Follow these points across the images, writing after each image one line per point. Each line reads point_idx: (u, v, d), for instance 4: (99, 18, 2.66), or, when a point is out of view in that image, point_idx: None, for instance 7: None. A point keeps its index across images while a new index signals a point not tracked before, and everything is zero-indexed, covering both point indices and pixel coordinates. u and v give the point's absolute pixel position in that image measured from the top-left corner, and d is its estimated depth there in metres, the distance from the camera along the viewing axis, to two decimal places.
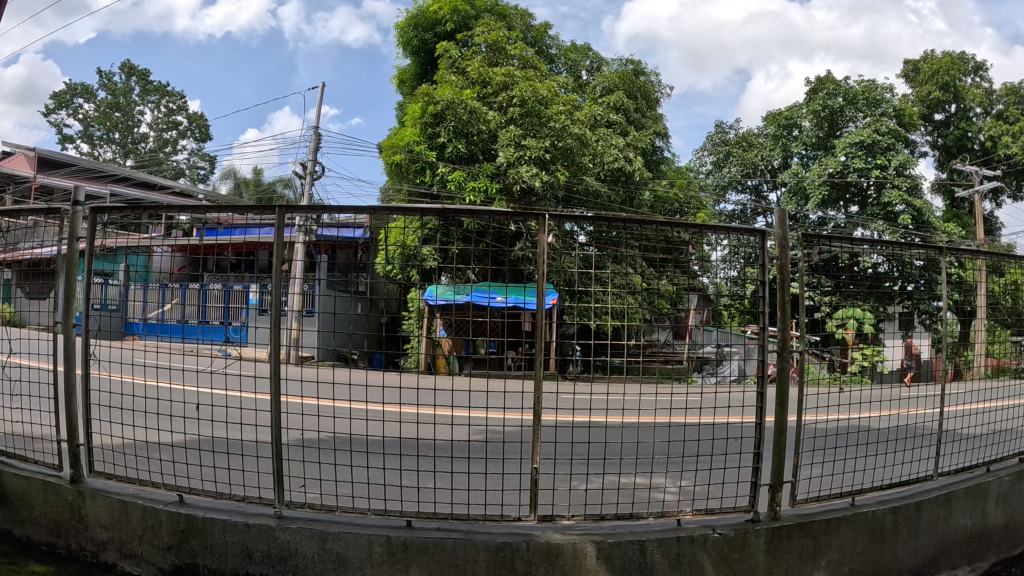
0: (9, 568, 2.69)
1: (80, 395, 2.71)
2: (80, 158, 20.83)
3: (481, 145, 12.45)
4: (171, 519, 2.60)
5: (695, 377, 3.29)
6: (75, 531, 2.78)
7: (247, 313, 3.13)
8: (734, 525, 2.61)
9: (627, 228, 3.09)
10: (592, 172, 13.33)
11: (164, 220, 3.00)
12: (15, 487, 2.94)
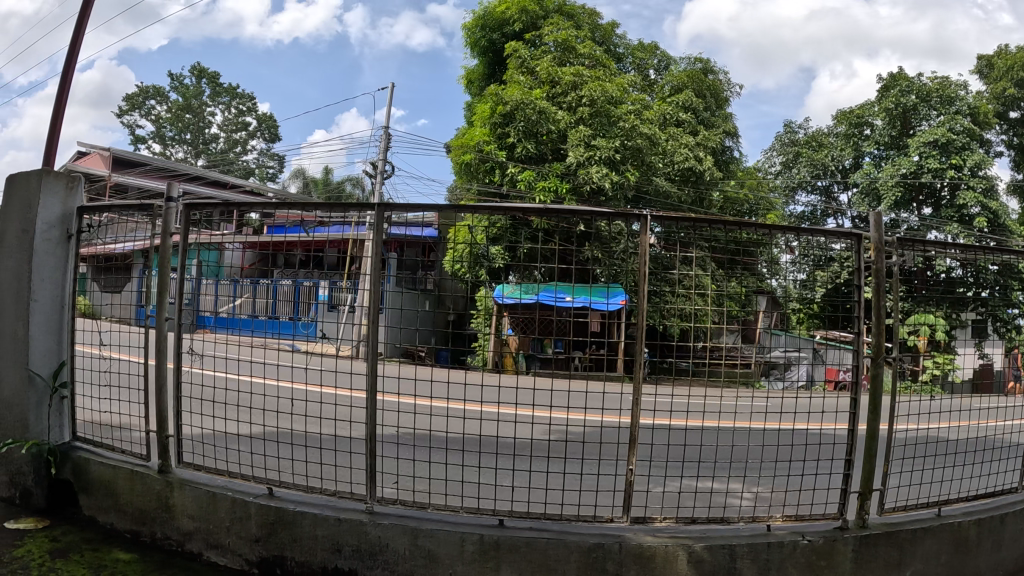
0: (94, 554, 2.79)
1: (169, 389, 2.81)
2: (152, 158, 21.54)
3: (550, 145, 12.46)
4: (257, 512, 2.65)
5: (763, 381, 3.17)
6: (161, 520, 2.86)
7: (315, 308, 3.16)
8: (821, 532, 2.55)
9: (697, 227, 2.97)
10: (663, 172, 13.26)
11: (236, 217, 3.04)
12: (102, 475, 3.06)
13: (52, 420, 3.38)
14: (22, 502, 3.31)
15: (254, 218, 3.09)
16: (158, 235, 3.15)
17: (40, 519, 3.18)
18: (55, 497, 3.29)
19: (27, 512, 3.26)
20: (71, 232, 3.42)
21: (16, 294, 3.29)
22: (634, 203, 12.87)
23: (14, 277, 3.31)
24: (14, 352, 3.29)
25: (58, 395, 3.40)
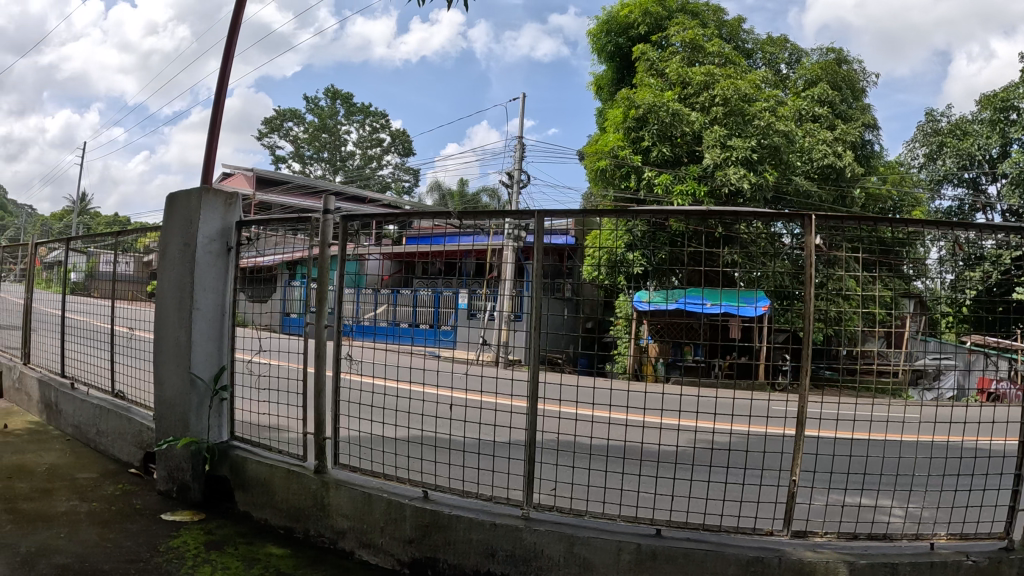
0: (250, 548, 2.97)
1: (326, 394, 3.00)
2: (293, 177, 22.80)
3: (685, 148, 12.25)
4: (413, 514, 2.74)
5: (912, 391, 3.00)
6: (315, 518, 3.02)
7: (455, 316, 3.22)
8: (986, 553, 2.41)
9: (843, 225, 2.84)
10: (802, 171, 12.80)
11: (375, 229, 3.20)
12: (260, 473, 3.26)
13: (211, 421, 3.62)
14: (179, 495, 3.58)
15: (393, 229, 3.18)
16: (317, 244, 3.27)
17: (195, 512, 3.42)
18: (212, 493, 3.54)
19: (184, 506, 3.51)
20: (230, 244, 3.65)
21: (181, 302, 3.54)
22: (773, 203, 12.51)
23: (179, 286, 3.57)
24: (179, 357, 3.55)
25: (218, 398, 3.64)
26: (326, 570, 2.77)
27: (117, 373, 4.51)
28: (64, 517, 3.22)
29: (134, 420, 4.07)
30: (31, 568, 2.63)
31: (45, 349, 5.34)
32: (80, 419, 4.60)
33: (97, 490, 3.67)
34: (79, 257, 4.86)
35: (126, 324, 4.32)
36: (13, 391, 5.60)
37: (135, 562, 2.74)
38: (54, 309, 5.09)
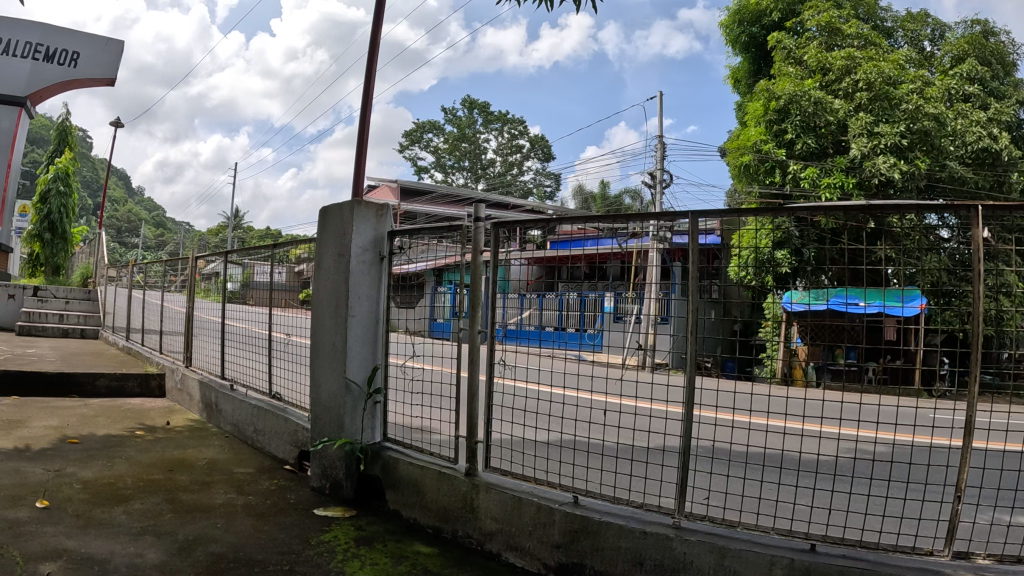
0: (398, 545, 3.10)
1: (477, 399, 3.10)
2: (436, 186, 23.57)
3: (831, 138, 11.82)
4: (562, 520, 2.78)
5: None
6: (464, 519, 3.13)
7: (602, 319, 3.12)
8: None
9: (1011, 213, 2.61)
10: (956, 155, 11.79)
11: (520, 234, 3.24)
12: (411, 474, 3.41)
13: (365, 422, 3.82)
14: (332, 492, 3.77)
15: (537, 233, 3.21)
16: (471, 250, 3.42)
17: (348, 508, 3.61)
18: (362, 491, 3.71)
19: (336, 503, 3.69)
20: (381, 254, 3.86)
21: (337, 310, 3.77)
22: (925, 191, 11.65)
23: (335, 295, 3.80)
24: (335, 361, 3.77)
25: (372, 402, 3.81)
26: (473, 570, 2.85)
27: (272, 375, 4.72)
28: (220, 509, 3.40)
29: (290, 420, 4.32)
30: (193, 555, 2.78)
31: (206, 353, 5.71)
32: (239, 417, 4.93)
33: (252, 484, 3.89)
34: (236, 269, 5.14)
35: (283, 330, 4.49)
36: (178, 391, 6.03)
37: (286, 554, 2.87)
38: (214, 315, 5.44)
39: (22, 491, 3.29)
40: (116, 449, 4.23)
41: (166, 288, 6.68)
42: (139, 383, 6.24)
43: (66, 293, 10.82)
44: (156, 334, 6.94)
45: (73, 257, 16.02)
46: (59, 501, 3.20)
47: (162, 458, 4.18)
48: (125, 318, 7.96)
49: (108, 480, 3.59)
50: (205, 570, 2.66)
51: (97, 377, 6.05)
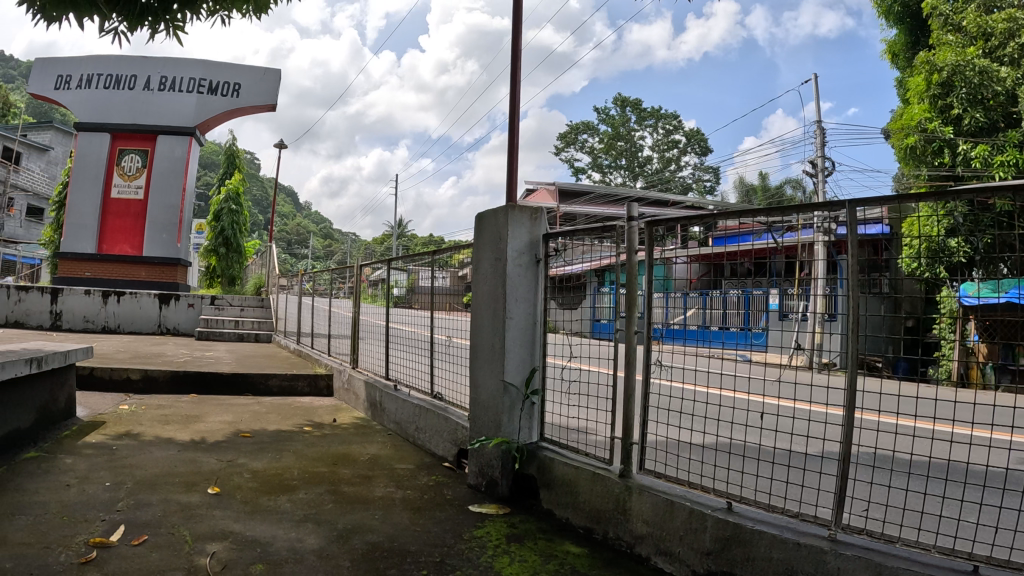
0: (546, 543, 2.70)
1: (632, 398, 2.65)
2: (594, 185, 23.41)
3: (1001, 110, 9.96)
4: (715, 525, 2.32)
5: None
6: (615, 521, 2.72)
7: (766, 317, 2.33)
8: None
9: None
10: None
11: (681, 229, 2.60)
12: (564, 473, 3.02)
13: (522, 422, 3.33)
14: (486, 488, 3.39)
15: (699, 228, 2.53)
16: (625, 250, 2.83)
17: (502, 503, 3.25)
18: (517, 488, 3.30)
19: (491, 499, 3.32)
20: (538, 255, 3.35)
21: (494, 312, 3.36)
22: None
23: (493, 297, 3.39)
24: (494, 360, 3.34)
25: (529, 401, 3.34)
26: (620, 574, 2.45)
27: (435, 372, 4.23)
28: (380, 504, 2.66)
29: (450, 417, 3.90)
30: (350, 541, 2.17)
31: (373, 353, 5.29)
32: (401, 416, 4.51)
33: (408, 479, 3.41)
34: (401, 275, 4.70)
35: (445, 332, 4.02)
36: (344, 392, 5.70)
37: (437, 547, 2.20)
38: (380, 320, 5.00)
39: (194, 478, 2.71)
40: (283, 443, 3.78)
41: (334, 295, 6.48)
42: (309, 384, 6.07)
43: (242, 302, 11.30)
44: (326, 337, 6.78)
45: (246, 268, 17.38)
46: (232, 488, 2.65)
47: (326, 452, 3.70)
48: (297, 321, 8.14)
49: (276, 472, 3.05)
50: (361, 560, 2.02)
51: (270, 377, 5.92)
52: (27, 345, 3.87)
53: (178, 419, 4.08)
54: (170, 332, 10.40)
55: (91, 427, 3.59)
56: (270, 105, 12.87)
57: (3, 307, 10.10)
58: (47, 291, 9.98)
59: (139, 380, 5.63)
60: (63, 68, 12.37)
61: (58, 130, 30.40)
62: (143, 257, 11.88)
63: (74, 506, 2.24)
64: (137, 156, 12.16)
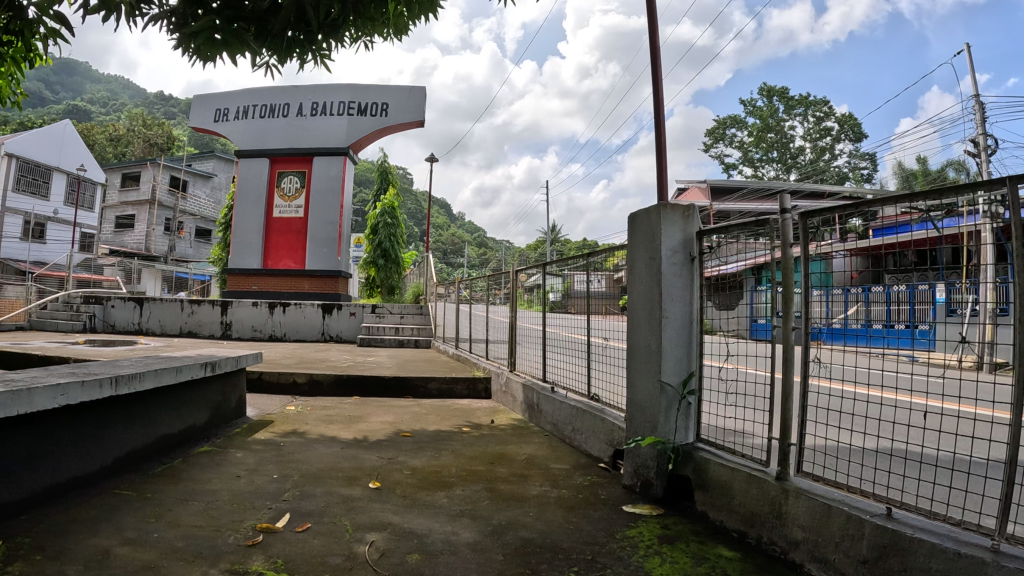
0: (696, 545, 2.09)
1: (793, 394, 2.04)
2: (743, 181, 22.36)
3: None
4: (877, 529, 1.73)
5: None
6: (771, 526, 2.07)
7: (933, 313, 1.84)
8: None
9: None
10: None
11: (837, 220, 2.10)
12: (718, 475, 2.34)
13: (680, 423, 2.60)
14: (640, 491, 2.68)
15: (857, 221, 2.01)
16: (779, 246, 2.30)
17: (654, 505, 2.54)
18: (677, 491, 2.58)
19: (643, 501, 2.60)
20: (693, 254, 2.69)
21: (648, 313, 2.70)
22: None
23: (645, 293, 2.75)
24: (648, 360, 2.68)
25: (687, 403, 2.64)
26: None
27: (591, 373, 3.56)
28: (533, 498, 2.55)
29: (606, 417, 3.20)
30: (502, 537, 2.08)
31: (530, 357, 4.67)
32: (559, 418, 3.81)
33: (562, 478, 2.88)
34: (555, 280, 4.07)
35: (601, 333, 3.36)
36: (503, 394, 5.11)
37: (591, 544, 2.06)
38: (536, 324, 4.35)
39: (356, 473, 2.81)
40: (444, 442, 3.55)
41: (492, 300, 5.97)
42: (468, 387, 5.54)
43: (402, 309, 10.96)
44: (484, 340, 6.23)
45: (405, 278, 17.78)
46: (391, 483, 2.68)
47: (485, 452, 3.35)
48: (454, 327, 7.73)
49: (436, 469, 2.94)
50: (513, 553, 1.95)
51: (429, 379, 5.50)
52: (207, 352, 4.20)
53: (341, 419, 4.16)
54: (332, 339, 10.50)
55: (260, 425, 3.81)
56: (418, 123, 12.24)
57: (180, 320, 10.83)
58: (218, 303, 10.64)
59: (306, 383, 5.49)
60: (221, 101, 12.83)
61: (221, 159, 32.76)
62: (305, 270, 12.01)
63: (245, 494, 2.43)
64: (295, 177, 12.35)
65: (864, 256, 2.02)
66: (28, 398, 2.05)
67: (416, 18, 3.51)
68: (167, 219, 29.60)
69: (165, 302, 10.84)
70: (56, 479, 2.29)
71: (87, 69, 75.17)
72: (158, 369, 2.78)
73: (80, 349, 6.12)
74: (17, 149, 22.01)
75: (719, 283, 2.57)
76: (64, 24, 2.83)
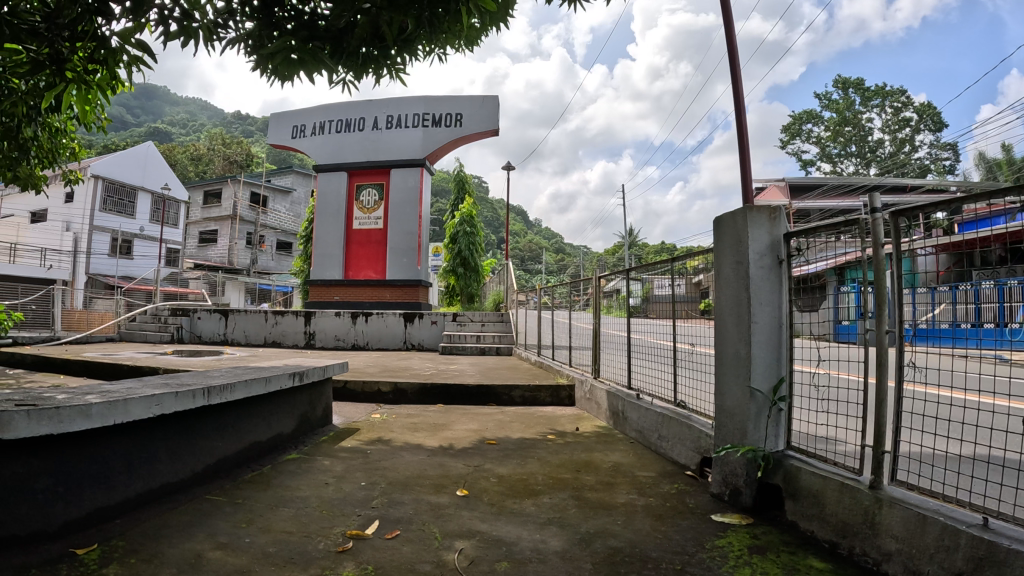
0: (786, 556, 2.04)
1: (887, 402, 1.98)
2: (821, 178, 21.70)
3: None
4: (974, 542, 1.65)
5: None
6: (863, 536, 2.00)
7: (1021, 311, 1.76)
8: None
9: None
10: None
11: (923, 218, 2.02)
12: (810, 484, 2.27)
13: (769, 431, 2.54)
14: (729, 499, 2.63)
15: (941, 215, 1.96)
16: (870, 245, 2.22)
17: (743, 515, 2.48)
18: (768, 501, 2.51)
19: (732, 510, 2.56)
20: (781, 257, 2.61)
21: (736, 317, 2.66)
22: None
23: (731, 298, 2.69)
24: (736, 365, 2.62)
25: (777, 410, 2.57)
26: None
27: (678, 378, 3.50)
28: (620, 507, 2.53)
29: (693, 424, 3.14)
30: (590, 546, 2.07)
31: (614, 364, 4.60)
32: (644, 425, 3.76)
33: (648, 486, 2.85)
34: (636, 284, 4.06)
35: (687, 339, 3.31)
36: (587, 401, 5.05)
37: (680, 553, 2.03)
38: (621, 331, 4.29)
39: (443, 481, 2.84)
40: (529, 449, 3.56)
41: (573, 306, 5.94)
42: (552, 394, 5.51)
43: (483, 316, 10.94)
44: (566, 347, 6.19)
45: (484, 286, 17.92)
46: (478, 491, 2.69)
47: (572, 460, 3.33)
48: (535, 334, 7.70)
49: (522, 477, 2.95)
50: (603, 562, 1.94)
51: (513, 387, 5.50)
52: (294, 361, 4.33)
53: (426, 427, 4.21)
54: (414, 348, 10.55)
55: (346, 433, 3.89)
56: (492, 130, 12.30)
57: (264, 331, 11.17)
58: (301, 314, 10.91)
59: (390, 392, 5.57)
60: (298, 118, 13.20)
61: (299, 173, 33.69)
62: (386, 280, 12.19)
63: (334, 501, 2.48)
64: (374, 189, 12.57)
65: (949, 252, 1.97)
66: (124, 408, 2.14)
67: (487, 28, 3.54)
68: (249, 233, 30.52)
69: (249, 314, 11.22)
70: (151, 485, 2.38)
71: (170, 92, 78.39)
72: (248, 379, 2.87)
73: (173, 360, 6.36)
74: (104, 171, 23.10)
75: (805, 285, 2.49)
76: (145, 51, 2.93)
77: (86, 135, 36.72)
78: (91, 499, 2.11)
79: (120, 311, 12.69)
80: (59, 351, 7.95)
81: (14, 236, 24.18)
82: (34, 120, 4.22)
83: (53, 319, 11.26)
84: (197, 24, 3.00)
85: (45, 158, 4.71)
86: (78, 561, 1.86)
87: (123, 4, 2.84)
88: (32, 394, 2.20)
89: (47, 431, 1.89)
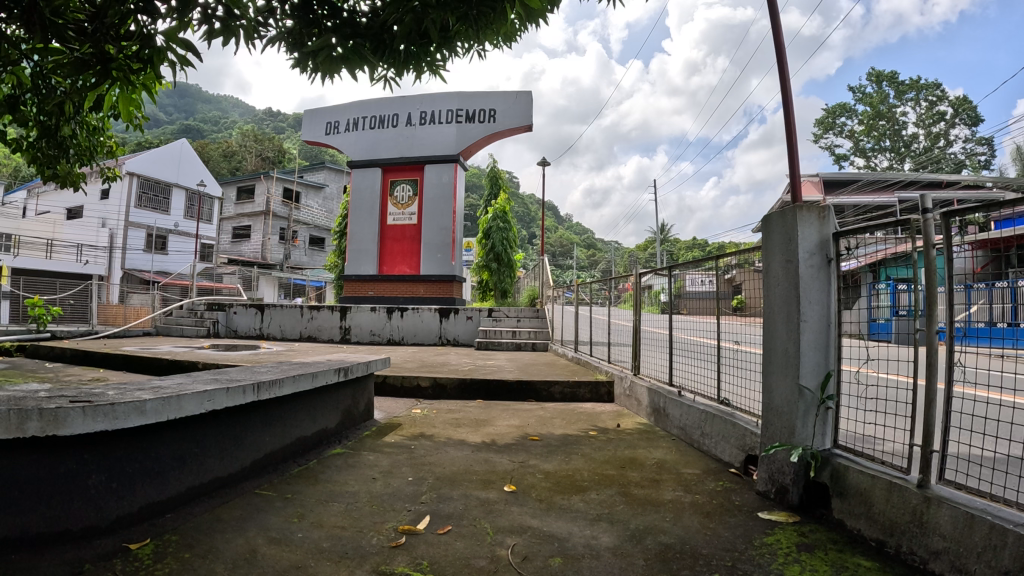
0: (833, 554, 2.05)
1: (937, 402, 1.97)
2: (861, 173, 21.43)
3: None
4: (1021, 541, 1.64)
5: None
6: (912, 535, 2.00)
7: None
8: None
9: None
10: None
11: (959, 218, 2.01)
12: (858, 482, 2.27)
13: (817, 429, 2.54)
14: (774, 497, 2.64)
15: (977, 213, 1.95)
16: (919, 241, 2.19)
17: (789, 513, 2.49)
18: (816, 500, 2.52)
19: (778, 508, 2.56)
20: (830, 256, 2.58)
21: (785, 315, 2.64)
22: None
23: (781, 297, 2.68)
24: (785, 363, 2.63)
25: (826, 409, 2.56)
26: None
27: (721, 376, 3.47)
28: (668, 504, 2.55)
29: (738, 422, 3.13)
30: (641, 542, 2.09)
31: (654, 362, 4.59)
32: (686, 422, 3.75)
33: (694, 483, 2.87)
34: (668, 281, 4.10)
35: (732, 338, 3.28)
36: (627, 398, 5.04)
37: (730, 550, 2.04)
38: (660, 328, 4.28)
39: (490, 476, 2.86)
40: (573, 446, 3.57)
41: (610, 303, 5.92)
42: (591, 391, 5.50)
43: (517, 312, 10.94)
44: (604, 344, 6.17)
45: (516, 281, 17.95)
46: (526, 487, 2.72)
47: (616, 456, 3.34)
48: (573, 330, 7.66)
49: (568, 473, 2.97)
50: (655, 559, 1.95)
51: (552, 382, 5.51)
52: (340, 357, 4.38)
53: (468, 422, 4.24)
54: (449, 343, 10.58)
55: (388, 429, 3.92)
56: (526, 126, 12.19)
57: (300, 325, 11.28)
58: (337, 309, 11.01)
59: (430, 388, 5.63)
60: (332, 114, 13.32)
61: (331, 169, 33.92)
62: (420, 275, 12.24)
63: (384, 497, 2.51)
64: (408, 185, 12.63)
65: (986, 249, 1.96)
66: (177, 405, 2.19)
67: (526, 24, 3.56)
68: (281, 228, 30.75)
69: (286, 308, 11.34)
70: (201, 479, 2.43)
71: (202, 90, 78.84)
72: (296, 375, 2.92)
73: (215, 355, 6.44)
74: (138, 168, 23.35)
75: (853, 281, 2.47)
76: (189, 50, 2.96)
77: (123, 133, 37.20)
78: (143, 493, 2.16)
79: (157, 306, 12.85)
80: (99, 345, 8.09)
81: (52, 232, 24.55)
82: (72, 119, 4.27)
83: (89, 312, 11.41)
84: (240, 22, 3.03)
85: (83, 155, 4.77)
86: (133, 555, 1.91)
87: (168, 3, 2.87)
88: (88, 391, 2.25)
89: (103, 427, 1.94)
